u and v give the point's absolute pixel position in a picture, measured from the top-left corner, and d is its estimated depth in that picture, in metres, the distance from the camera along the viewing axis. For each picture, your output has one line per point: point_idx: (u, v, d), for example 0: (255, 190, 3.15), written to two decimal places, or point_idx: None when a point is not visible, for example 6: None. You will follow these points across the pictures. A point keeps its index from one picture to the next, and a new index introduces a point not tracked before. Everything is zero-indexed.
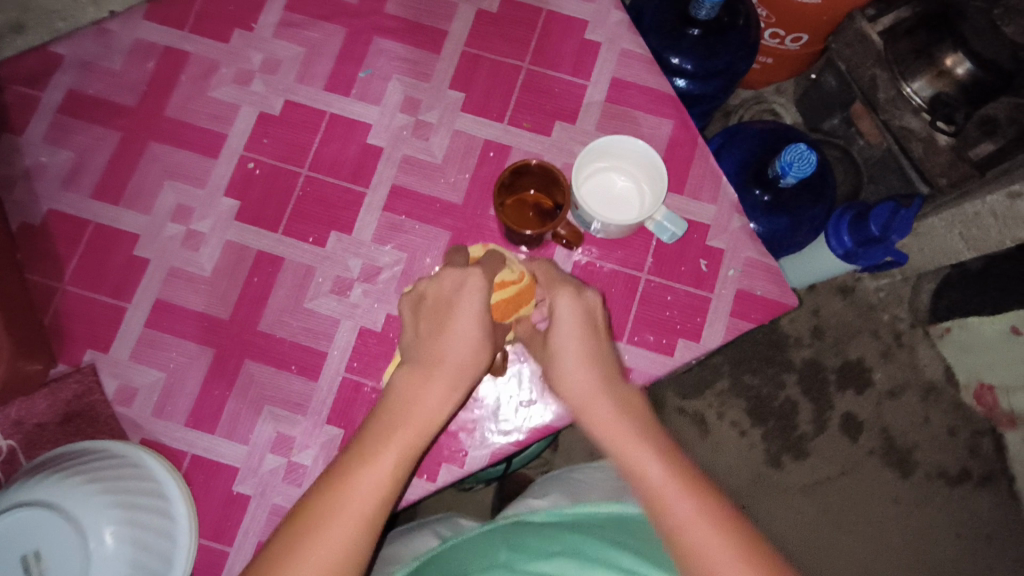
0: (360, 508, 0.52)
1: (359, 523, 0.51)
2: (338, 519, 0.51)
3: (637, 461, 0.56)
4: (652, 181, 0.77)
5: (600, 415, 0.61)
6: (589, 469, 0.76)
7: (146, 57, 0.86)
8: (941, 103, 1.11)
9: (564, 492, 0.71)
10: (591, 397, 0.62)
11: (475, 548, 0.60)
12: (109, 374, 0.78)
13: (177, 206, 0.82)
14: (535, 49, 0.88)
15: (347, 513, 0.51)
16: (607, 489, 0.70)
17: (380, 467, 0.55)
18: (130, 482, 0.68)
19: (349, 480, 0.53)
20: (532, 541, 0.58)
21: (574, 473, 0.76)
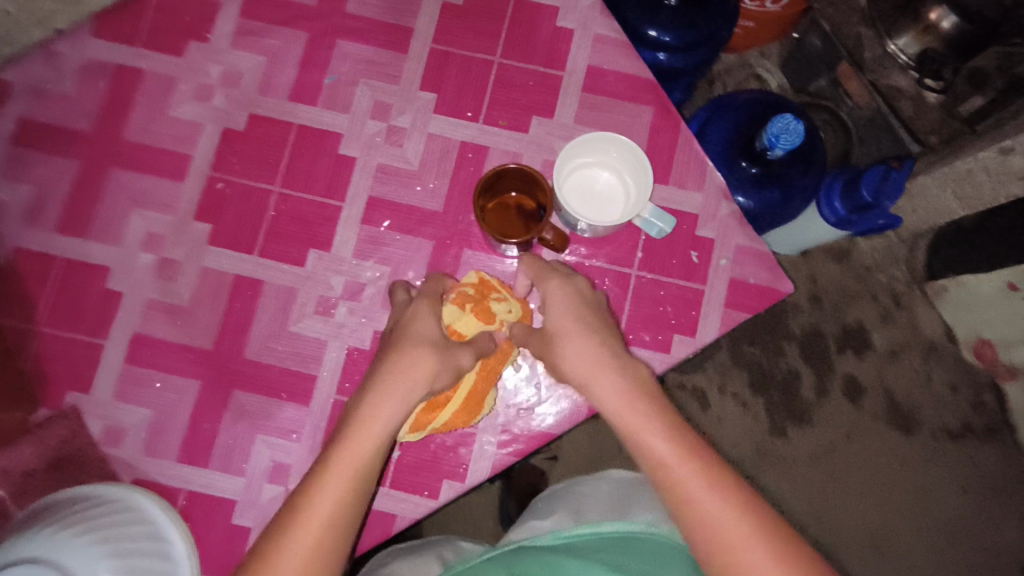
0: (357, 475, 0.55)
1: (353, 488, 0.55)
2: (335, 483, 0.54)
3: (644, 440, 0.59)
4: (637, 176, 0.74)
5: (603, 390, 0.63)
6: (594, 481, 0.75)
7: (99, 78, 0.82)
8: (929, 59, 1.08)
9: (566, 511, 0.70)
10: (590, 371, 0.63)
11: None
12: (95, 416, 0.75)
13: (147, 234, 0.79)
14: (506, 41, 0.84)
15: (344, 485, 0.55)
16: (610, 505, 0.69)
17: (373, 434, 0.57)
18: (125, 528, 0.66)
19: (342, 451, 0.56)
20: (534, 571, 0.57)
21: (577, 487, 0.75)
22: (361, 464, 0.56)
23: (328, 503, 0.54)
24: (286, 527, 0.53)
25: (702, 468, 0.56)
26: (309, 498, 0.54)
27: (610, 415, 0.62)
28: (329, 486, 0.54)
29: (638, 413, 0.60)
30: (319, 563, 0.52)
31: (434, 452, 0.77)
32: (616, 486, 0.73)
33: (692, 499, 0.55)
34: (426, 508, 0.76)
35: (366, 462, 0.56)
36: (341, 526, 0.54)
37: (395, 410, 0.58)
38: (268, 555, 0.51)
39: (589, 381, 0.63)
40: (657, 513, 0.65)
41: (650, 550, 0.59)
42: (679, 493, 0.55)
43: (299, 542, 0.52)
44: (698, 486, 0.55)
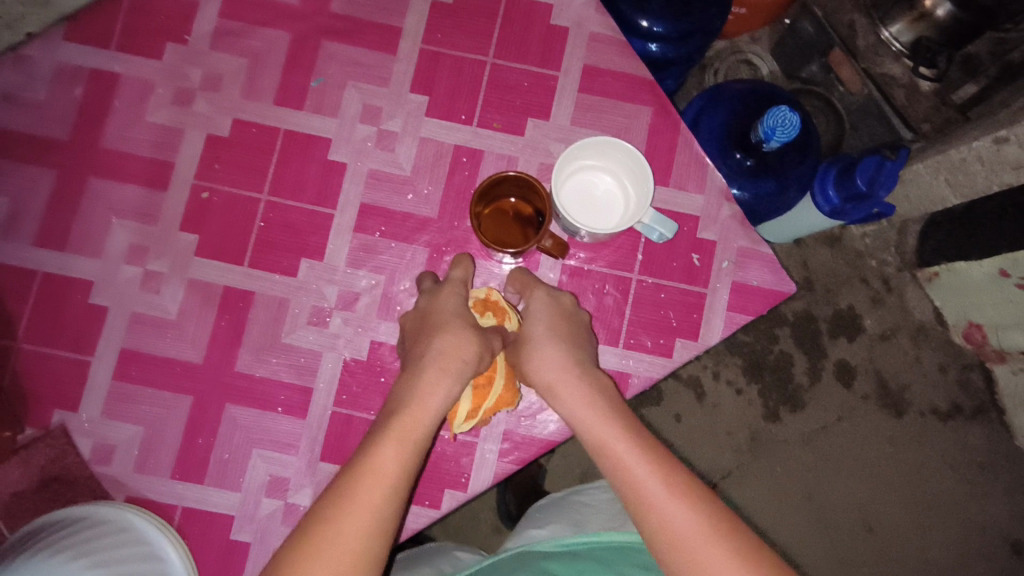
0: (415, 441, 0.57)
1: (412, 451, 0.56)
2: (396, 447, 0.55)
3: (608, 449, 0.59)
4: (636, 181, 0.72)
5: (574, 399, 0.63)
6: (592, 492, 0.75)
7: (73, 83, 0.78)
8: (923, 48, 1.11)
9: (564, 521, 0.70)
10: (559, 378, 0.65)
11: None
12: (82, 434, 0.73)
13: (130, 245, 0.77)
14: (498, 40, 0.81)
15: (405, 447, 0.56)
16: (609, 516, 0.68)
17: (429, 406, 0.59)
18: (121, 550, 0.65)
19: (399, 421, 0.57)
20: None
21: (576, 497, 0.75)
22: (419, 430, 0.58)
23: (392, 461, 0.54)
24: (347, 484, 0.53)
25: (666, 476, 0.56)
26: (374, 454, 0.55)
27: (575, 425, 0.63)
28: (391, 447, 0.55)
29: (608, 428, 0.61)
30: (386, 514, 0.52)
31: (434, 462, 0.77)
32: (613, 496, 0.73)
33: (657, 506, 0.54)
34: (426, 518, 0.76)
35: (423, 429, 0.58)
36: (403, 483, 0.54)
37: (452, 384, 0.60)
38: (330, 511, 0.51)
39: (557, 388, 0.64)
40: None
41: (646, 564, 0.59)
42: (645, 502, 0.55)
43: (365, 494, 0.52)
44: (660, 492, 0.55)
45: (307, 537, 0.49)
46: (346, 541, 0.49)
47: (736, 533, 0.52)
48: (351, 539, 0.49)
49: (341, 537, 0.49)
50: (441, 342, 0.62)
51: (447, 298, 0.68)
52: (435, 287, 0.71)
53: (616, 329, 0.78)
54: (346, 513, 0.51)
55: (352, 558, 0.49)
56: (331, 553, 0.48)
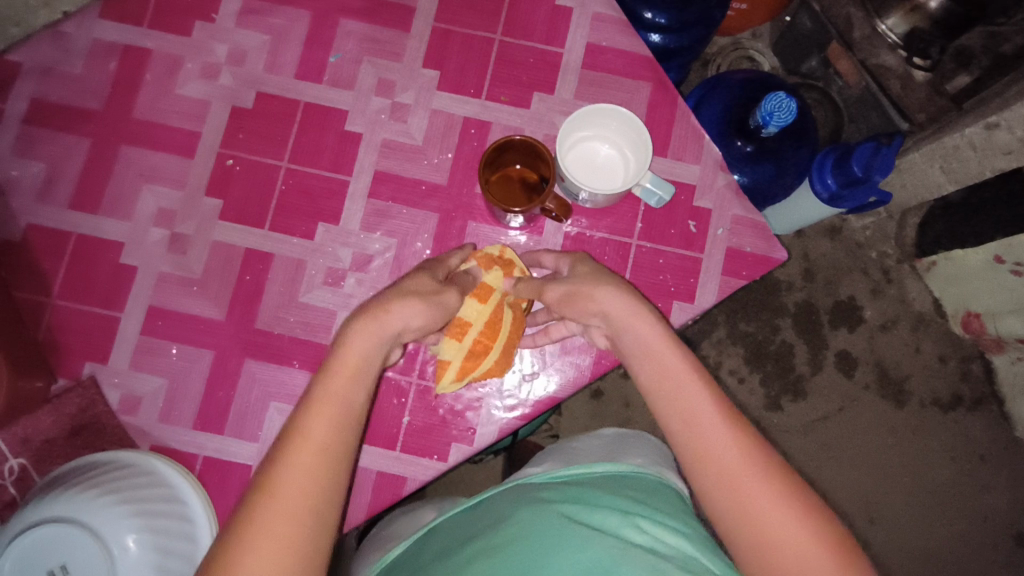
0: (346, 401, 0.51)
1: (341, 415, 0.50)
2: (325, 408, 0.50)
3: (679, 378, 0.58)
4: (636, 148, 0.76)
5: (639, 331, 0.61)
6: (587, 438, 0.80)
7: (108, 58, 0.84)
8: (916, 39, 1.17)
9: (560, 457, 0.75)
10: (632, 317, 0.62)
11: (467, 519, 0.62)
12: (111, 385, 0.78)
13: (158, 210, 0.81)
14: (506, 19, 0.86)
15: (335, 409, 0.50)
16: (603, 453, 0.73)
17: (356, 363, 0.53)
18: (145, 490, 0.69)
19: (326, 380, 0.52)
20: (528, 500, 0.60)
21: (571, 443, 0.79)
22: (347, 391, 0.51)
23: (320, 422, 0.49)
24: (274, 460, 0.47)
25: (721, 411, 0.55)
26: (300, 424, 0.49)
27: (638, 350, 0.61)
28: (318, 415, 0.49)
29: (678, 359, 0.59)
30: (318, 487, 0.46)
31: (443, 417, 0.80)
32: (605, 439, 0.78)
33: (707, 442, 0.54)
34: (434, 470, 0.79)
35: (352, 390, 0.52)
36: (338, 450, 0.48)
37: (374, 338, 0.54)
38: (257, 492, 0.45)
39: (615, 315, 0.63)
40: (646, 459, 0.70)
41: (632, 485, 0.62)
42: (694, 435, 0.55)
43: (294, 472, 0.46)
44: (712, 423, 0.55)
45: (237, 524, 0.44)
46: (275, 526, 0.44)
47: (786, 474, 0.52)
48: (281, 524, 0.44)
49: (268, 522, 0.44)
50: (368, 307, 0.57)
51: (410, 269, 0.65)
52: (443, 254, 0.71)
53: None
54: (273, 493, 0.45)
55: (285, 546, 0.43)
56: (258, 540, 0.43)
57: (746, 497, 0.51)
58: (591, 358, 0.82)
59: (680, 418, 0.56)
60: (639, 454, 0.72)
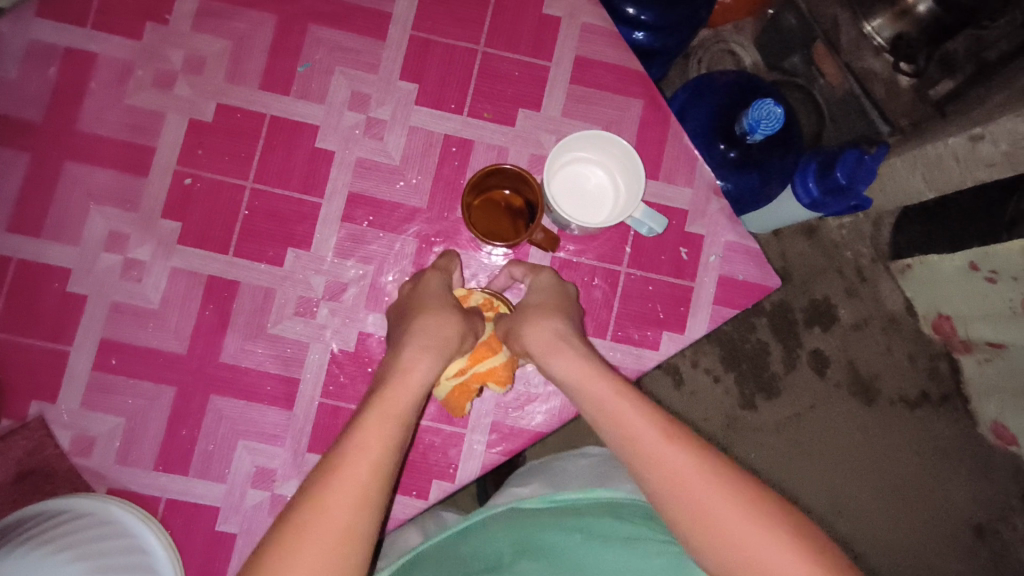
0: (399, 417, 0.52)
1: (396, 429, 0.51)
2: (381, 424, 0.51)
3: (624, 416, 0.54)
4: (628, 177, 0.72)
5: (567, 362, 0.60)
6: (573, 458, 0.77)
7: (47, 63, 0.75)
8: (903, 44, 1.18)
9: (546, 482, 0.73)
10: (548, 347, 0.61)
11: (453, 557, 0.60)
12: (61, 426, 0.72)
13: (110, 233, 0.74)
14: (489, 29, 0.80)
15: (392, 422, 0.51)
16: (588, 479, 0.70)
17: (413, 380, 0.56)
18: (103, 542, 0.65)
19: (383, 397, 0.53)
20: (528, 536, 0.59)
21: (559, 464, 0.77)
22: (406, 404, 0.53)
23: (376, 439, 0.50)
24: (329, 466, 0.47)
25: (697, 458, 0.50)
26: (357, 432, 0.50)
27: (568, 385, 0.59)
28: (375, 430, 0.50)
29: (608, 385, 0.57)
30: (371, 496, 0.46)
31: (422, 453, 0.77)
32: (594, 460, 0.75)
33: (691, 493, 0.49)
34: (414, 508, 0.76)
35: (408, 403, 0.53)
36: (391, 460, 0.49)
37: (430, 360, 0.57)
38: (308, 503, 0.45)
39: (546, 350, 0.61)
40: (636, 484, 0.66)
41: (635, 513, 0.60)
42: (677, 489, 0.49)
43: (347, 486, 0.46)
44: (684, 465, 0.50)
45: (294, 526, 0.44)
46: (328, 528, 0.44)
47: (780, 516, 0.48)
48: (334, 526, 0.44)
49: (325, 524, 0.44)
50: (420, 330, 0.60)
51: (432, 285, 0.68)
52: (418, 274, 0.71)
53: (604, 321, 0.79)
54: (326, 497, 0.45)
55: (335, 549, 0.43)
56: (309, 544, 0.43)
57: (724, 537, 0.47)
58: None
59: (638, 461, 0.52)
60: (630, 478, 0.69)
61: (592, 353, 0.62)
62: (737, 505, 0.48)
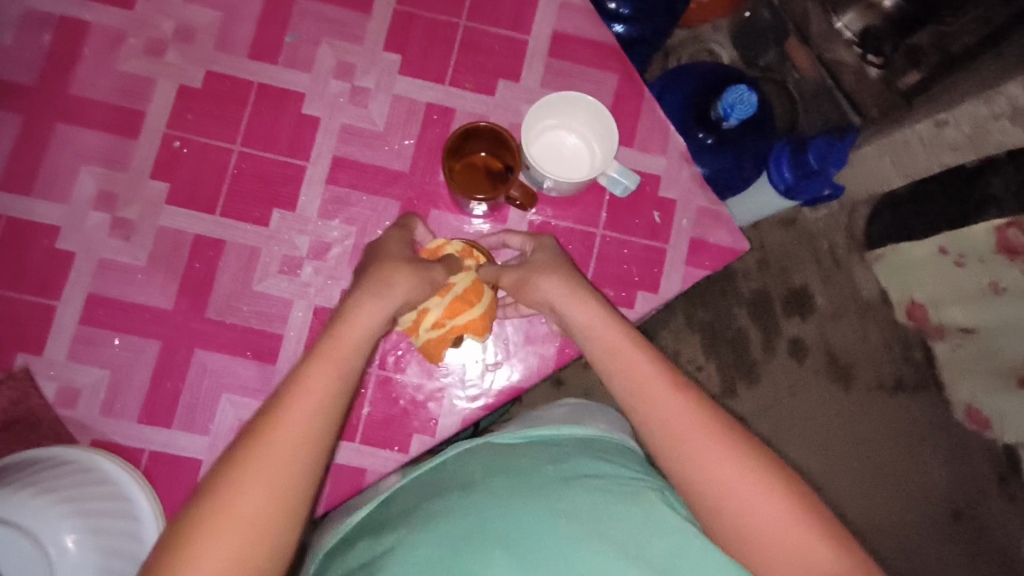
0: (348, 362, 0.53)
1: (345, 370, 0.52)
2: (327, 365, 0.51)
3: (627, 357, 0.59)
4: (602, 138, 0.76)
5: (588, 312, 0.63)
6: (550, 406, 0.77)
7: (42, 30, 0.78)
8: (871, 36, 1.18)
9: (521, 423, 0.74)
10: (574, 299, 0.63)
11: (429, 484, 0.59)
12: (46, 377, 0.73)
13: (99, 193, 0.77)
14: (469, 4, 0.84)
15: (339, 366, 0.52)
16: (565, 417, 0.71)
17: (362, 323, 0.56)
18: (86, 488, 0.66)
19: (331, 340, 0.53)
20: (500, 465, 0.57)
21: (537, 411, 0.76)
22: (354, 346, 0.54)
23: (322, 378, 0.50)
24: (274, 412, 0.48)
25: (695, 409, 0.54)
26: (304, 376, 0.50)
27: (583, 332, 0.62)
28: (320, 370, 0.51)
29: (625, 334, 0.60)
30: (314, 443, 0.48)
31: (404, 407, 0.79)
32: (570, 406, 0.74)
33: (689, 453, 0.52)
34: (395, 461, 0.78)
35: (355, 346, 0.54)
36: (337, 405, 0.50)
37: (382, 304, 0.57)
38: (252, 442, 0.47)
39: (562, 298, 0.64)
40: (608, 425, 0.69)
41: (607, 447, 0.61)
42: (676, 446, 0.53)
43: (291, 425, 0.48)
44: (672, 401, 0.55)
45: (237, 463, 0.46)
46: (274, 466, 0.46)
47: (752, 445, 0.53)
48: (278, 473, 0.46)
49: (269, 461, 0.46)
50: (373, 277, 0.59)
51: (394, 241, 0.67)
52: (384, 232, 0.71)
53: None
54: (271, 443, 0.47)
55: (278, 494, 0.45)
56: (253, 478, 0.45)
57: (702, 463, 0.52)
58: (555, 347, 0.82)
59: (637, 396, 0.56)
60: (604, 421, 0.71)
61: (600, 297, 0.64)
62: (727, 454, 0.51)
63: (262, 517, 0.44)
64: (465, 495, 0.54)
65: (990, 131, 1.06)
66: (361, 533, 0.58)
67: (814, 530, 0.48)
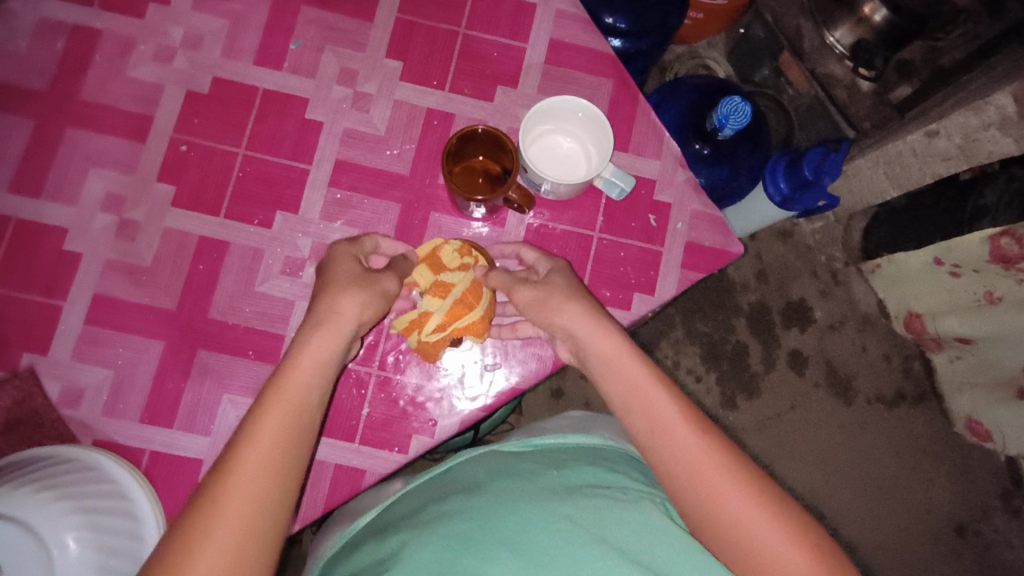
0: (299, 410, 0.52)
1: (297, 420, 0.51)
2: (275, 418, 0.50)
3: (627, 373, 0.60)
4: (598, 141, 0.78)
5: (596, 337, 0.62)
6: (552, 418, 0.77)
7: (54, 38, 0.80)
8: (862, 50, 1.16)
9: (525, 432, 0.74)
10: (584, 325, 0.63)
11: (435, 487, 0.59)
12: (51, 377, 0.74)
13: (106, 195, 0.78)
14: (469, 13, 0.86)
15: (287, 418, 0.51)
16: (568, 426, 0.72)
17: (311, 365, 0.54)
18: (87, 486, 0.66)
19: (277, 389, 0.52)
20: (499, 473, 0.57)
21: (538, 423, 0.77)
22: (305, 391, 0.53)
23: (271, 433, 0.50)
24: (225, 467, 0.47)
25: (690, 420, 0.55)
26: (250, 434, 0.49)
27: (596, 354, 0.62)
28: (268, 424, 0.50)
29: (632, 363, 0.60)
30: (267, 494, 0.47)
31: (404, 409, 0.80)
32: (574, 417, 0.76)
33: (675, 452, 0.54)
34: (394, 462, 0.78)
35: (307, 390, 0.53)
36: (285, 465, 0.49)
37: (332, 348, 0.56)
38: (198, 513, 0.45)
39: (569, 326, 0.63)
40: (612, 433, 0.69)
41: (611, 457, 0.60)
42: (669, 448, 0.54)
43: (240, 489, 0.46)
44: (667, 408, 0.56)
45: (182, 537, 0.45)
46: (228, 530, 0.45)
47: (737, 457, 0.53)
48: (230, 537, 0.45)
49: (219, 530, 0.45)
50: (318, 312, 0.58)
51: (340, 256, 0.64)
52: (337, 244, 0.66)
53: None
54: (221, 499, 0.46)
55: (231, 550, 0.44)
56: (203, 549, 0.44)
57: (694, 471, 0.52)
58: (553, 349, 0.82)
59: (635, 401, 0.57)
60: (606, 428, 0.71)
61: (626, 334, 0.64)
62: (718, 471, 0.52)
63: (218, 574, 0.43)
64: (470, 496, 0.54)
65: (980, 141, 1.02)
66: (367, 536, 0.57)
67: (809, 554, 0.48)
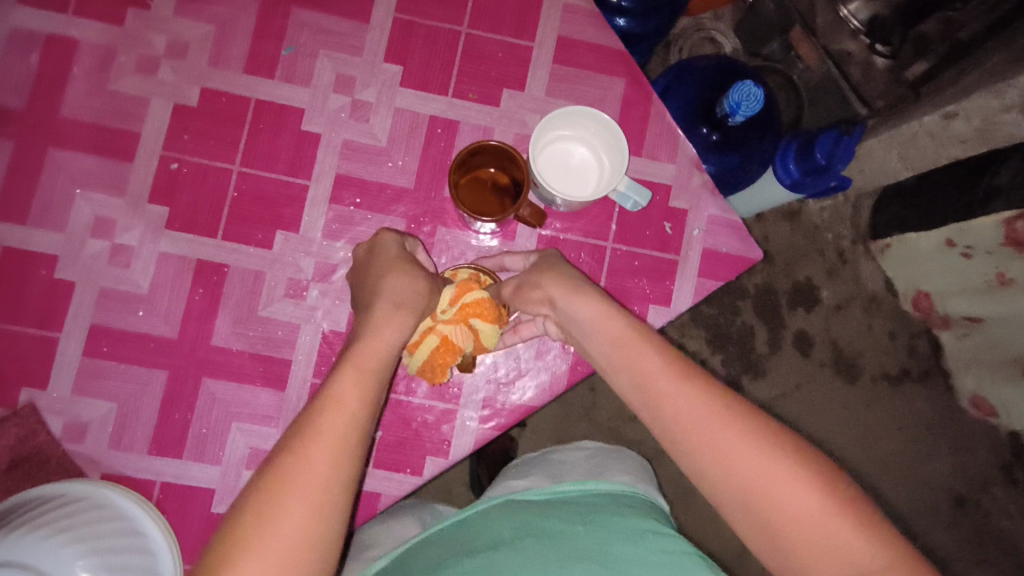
0: (374, 373, 0.49)
1: (373, 382, 0.48)
2: (356, 379, 0.48)
3: (636, 353, 0.54)
4: (611, 149, 0.74)
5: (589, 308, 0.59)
6: (568, 450, 0.76)
7: (26, 51, 0.75)
8: (878, 26, 1.04)
9: (544, 471, 0.70)
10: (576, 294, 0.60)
11: (454, 537, 0.57)
12: (52, 413, 0.72)
13: (96, 220, 0.74)
14: (470, 11, 0.81)
15: (366, 382, 0.48)
16: (586, 470, 0.68)
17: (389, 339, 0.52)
18: (98, 525, 0.64)
19: (357, 354, 0.50)
20: (515, 525, 0.55)
21: (555, 455, 0.75)
22: (381, 361, 0.50)
23: (353, 393, 0.47)
24: (304, 424, 0.44)
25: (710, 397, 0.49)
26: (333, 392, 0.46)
27: (590, 327, 0.58)
28: (348, 386, 0.47)
29: (626, 322, 0.57)
30: (352, 461, 0.44)
31: (416, 430, 0.78)
32: (589, 453, 0.73)
33: (671, 412, 0.50)
34: (408, 484, 0.77)
35: (385, 360, 0.51)
36: (365, 427, 0.46)
37: (403, 322, 0.54)
38: (275, 473, 0.42)
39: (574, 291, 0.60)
40: (631, 477, 0.65)
41: (630, 504, 0.58)
42: (660, 405, 0.51)
43: (321, 447, 0.43)
44: (673, 387, 0.51)
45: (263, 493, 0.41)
46: (309, 487, 0.42)
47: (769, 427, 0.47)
48: (312, 492, 0.42)
49: (299, 488, 0.41)
50: (385, 293, 0.56)
51: (386, 241, 0.63)
52: (372, 238, 0.66)
53: None
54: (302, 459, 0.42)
55: (314, 509, 0.41)
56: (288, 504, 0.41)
57: (719, 453, 0.47)
58: (568, 363, 0.80)
59: (645, 392, 0.52)
60: (625, 470, 0.67)
61: (603, 293, 0.60)
62: (727, 422, 0.48)
63: (304, 538, 0.41)
64: (493, 559, 0.51)
65: (998, 125, 1.01)
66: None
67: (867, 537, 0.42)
